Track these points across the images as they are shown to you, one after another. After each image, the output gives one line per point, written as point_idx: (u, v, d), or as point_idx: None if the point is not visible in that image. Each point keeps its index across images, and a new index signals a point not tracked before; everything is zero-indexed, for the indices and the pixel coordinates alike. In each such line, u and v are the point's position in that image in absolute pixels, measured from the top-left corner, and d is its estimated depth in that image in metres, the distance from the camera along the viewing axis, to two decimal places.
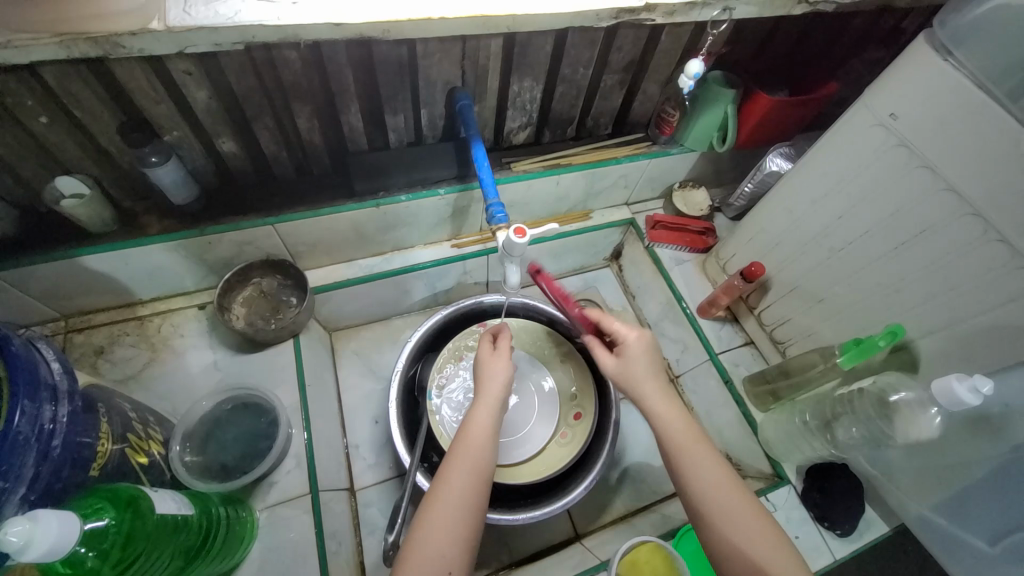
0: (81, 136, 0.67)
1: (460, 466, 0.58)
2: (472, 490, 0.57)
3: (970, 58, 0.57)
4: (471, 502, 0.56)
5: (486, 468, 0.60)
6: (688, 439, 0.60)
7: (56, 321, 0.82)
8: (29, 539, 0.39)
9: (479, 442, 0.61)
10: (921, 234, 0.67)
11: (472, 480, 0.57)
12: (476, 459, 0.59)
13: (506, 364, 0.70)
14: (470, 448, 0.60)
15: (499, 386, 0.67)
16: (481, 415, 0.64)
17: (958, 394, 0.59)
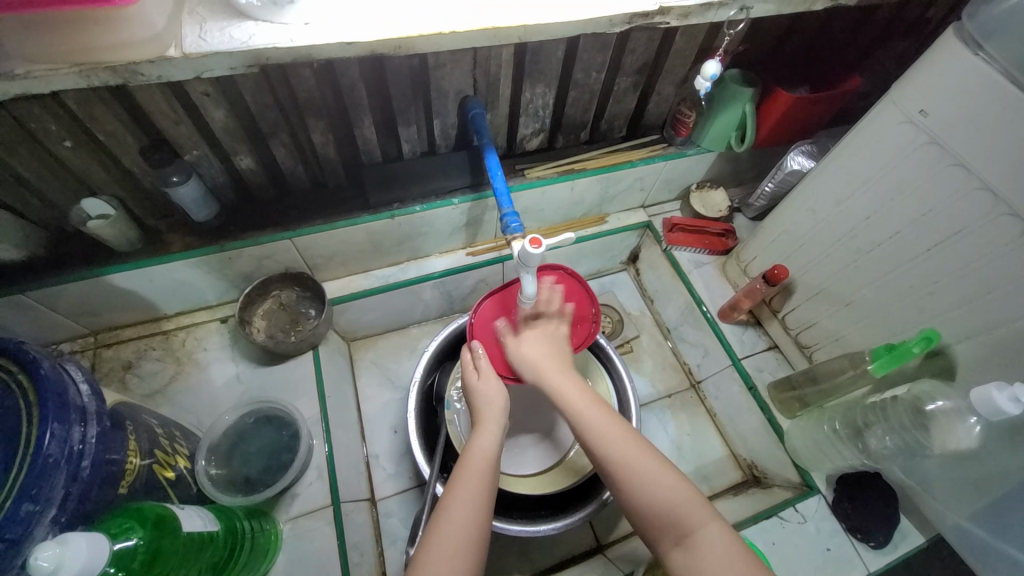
0: (105, 159, 0.69)
1: (464, 501, 0.57)
2: (476, 527, 0.56)
3: (1001, 52, 0.55)
4: (477, 538, 0.55)
5: (489, 500, 0.59)
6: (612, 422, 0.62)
7: (86, 337, 0.84)
8: (59, 564, 0.40)
9: (480, 474, 0.60)
10: (955, 236, 0.64)
11: (478, 513, 0.57)
12: (477, 490, 0.58)
13: (499, 386, 0.70)
14: (468, 479, 0.59)
15: (499, 412, 0.68)
16: (485, 441, 0.64)
17: (999, 404, 0.56)
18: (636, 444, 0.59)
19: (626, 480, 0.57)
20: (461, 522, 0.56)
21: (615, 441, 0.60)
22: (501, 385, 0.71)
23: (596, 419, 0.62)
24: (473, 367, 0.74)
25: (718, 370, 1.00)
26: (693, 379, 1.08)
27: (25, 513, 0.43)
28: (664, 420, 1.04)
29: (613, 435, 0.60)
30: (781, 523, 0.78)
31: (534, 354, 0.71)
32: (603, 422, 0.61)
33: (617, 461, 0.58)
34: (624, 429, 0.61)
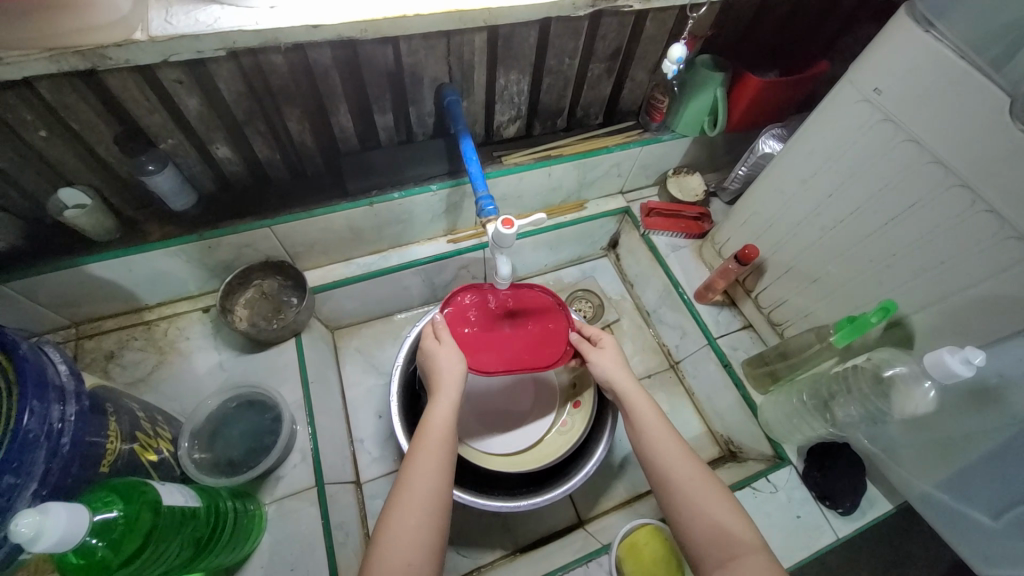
0: (80, 148, 0.69)
1: (423, 467, 0.59)
2: (437, 489, 0.58)
3: (951, 31, 0.57)
4: (436, 505, 0.57)
5: (449, 466, 0.61)
6: (693, 469, 0.60)
7: (67, 328, 0.85)
8: (38, 530, 0.41)
9: (441, 446, 0.62)
10: (910, 209, 0.67)
11: (438, 476, 0.59)
12: (435, 457, 0.60)
13: (456, 354, 0.73)
14: (430, 445, 0.61)
15: (455, 379, 0.70)
16: (441, 410, 0.66)
17: (951, 367, 0.59)
18: (698, 472, 0.60)
19: (682, 516, 0.57)
20: (421, 490, 0.57)
21: (676, 462, 0.61)
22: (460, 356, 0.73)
23: (658, 436, 0.63)
24: (431, 339, 0.76)
25: (695, 350, 1.03)
26: (672, 360, 1.09)
27: (7, 485, 0.45)
28: None
29: (680, 462, 0.60)
30: (753, 492, 0.81)
31: (607, 365, 0.73)
32: (671, 446, 0.62)
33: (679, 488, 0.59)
34: (701, 470, 0.60)
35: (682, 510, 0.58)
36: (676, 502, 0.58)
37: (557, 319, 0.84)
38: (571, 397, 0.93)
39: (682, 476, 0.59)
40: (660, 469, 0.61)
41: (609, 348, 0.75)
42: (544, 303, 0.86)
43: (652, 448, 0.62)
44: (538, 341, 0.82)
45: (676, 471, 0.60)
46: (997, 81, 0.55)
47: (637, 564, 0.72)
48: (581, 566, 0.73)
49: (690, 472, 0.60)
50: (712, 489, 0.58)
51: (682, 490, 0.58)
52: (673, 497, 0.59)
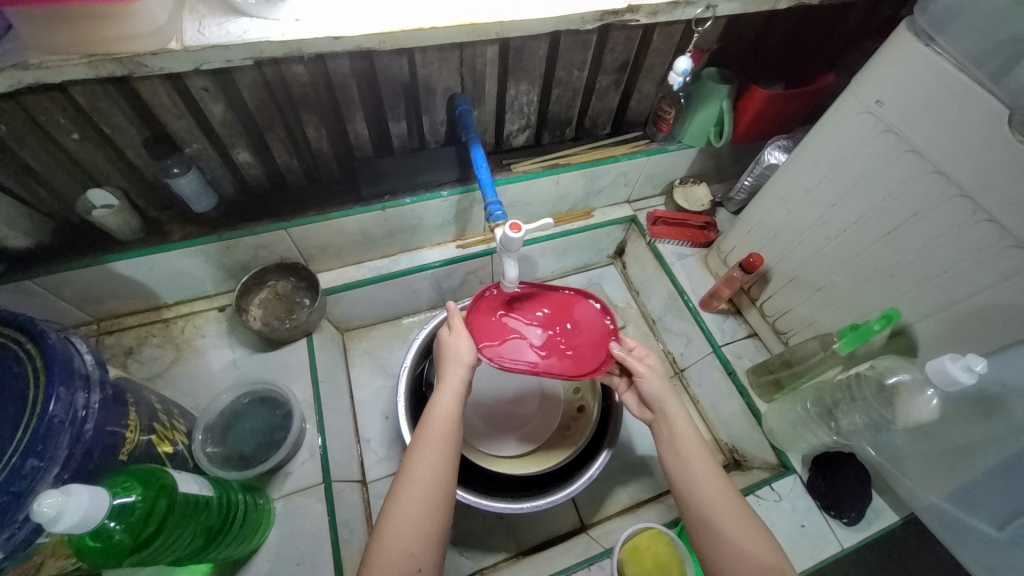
0: (110, 151, 0.73)
1: (427, 459, 0.60)
2: (438, 480, 0.59)
3: (951, 45, 0.59)
4: (439, 496, 0.59)
5: (452, 457, 0.62)
6: (729, 502, 0.60)
7: (90, 324, 0.88)
8: (60, 511, 0.43)
9: (443, 439, 0.62)
10: (913, 218, 0.67)
11: (442, 468, 0.60)
12: (439, 451, 0.61)
13: (468, 345, 0.71)
14: (434, 439, 0.62)
15: (461, 369, 0.69)
16: (445, 401, 0.65)
17: (953, 374, 0.59)
18: (735, 504, 0.60)
19: (715, 550, 0.58)
20: (424, 484, 0.59)
21: (715, 496, 0.61)
22: (472, 345, 0.72)
23: (697, 467, 0.63)
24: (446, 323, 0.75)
25: (700, 357, 1.03)
26: (677, 368, 1.10)
27: (31, 468, 0.47)
28: None
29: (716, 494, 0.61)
30: (756, 500, 0.81)
31: (658, 390, 0.69)
32: (710, 479, 0.61)
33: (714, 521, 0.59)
34: (735, 499, 0.61)
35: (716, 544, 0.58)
36: (710, 534, 0.59)
37: (598, 324, 0.81)
38: (576, 402, 0.94)
39: (719, 511, 0.60)
40: (697, 502, 0.61)
41: (657, 366, 0.71)
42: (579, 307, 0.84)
43: (694, 482, 0.62)
44: (579, 348, 0.79)
45: (715, 505, 0.60)
46: (997, 93, 0.56)
47: (639, 567, 0.73)
48: (584, 569, 0.73)
49: (726, 507, 0.60)
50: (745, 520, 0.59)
51: (719, 528, 0.59)
52: (707, 531, 0.60)
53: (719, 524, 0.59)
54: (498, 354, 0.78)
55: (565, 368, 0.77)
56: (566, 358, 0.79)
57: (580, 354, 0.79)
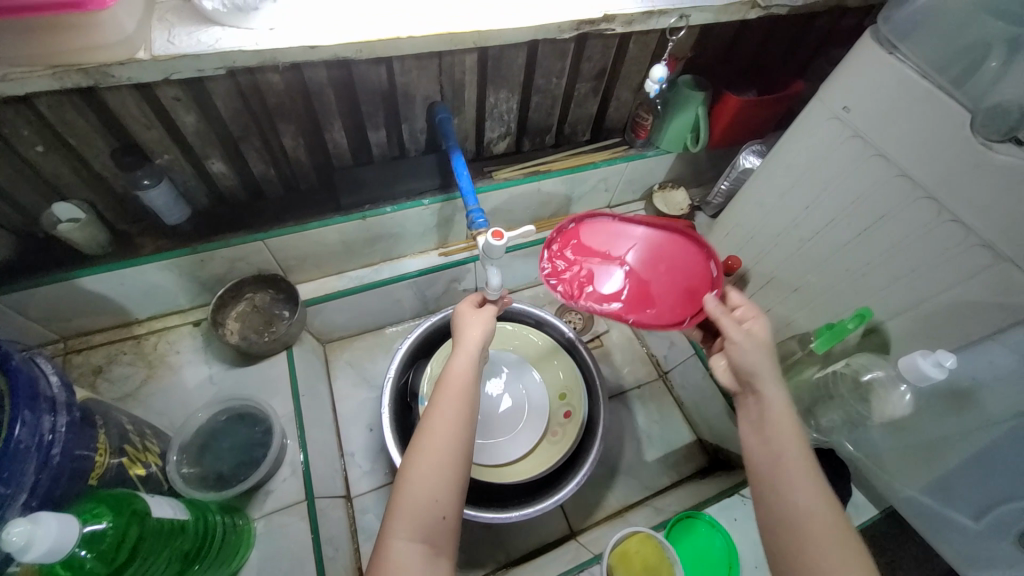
0: (77, 163, 0.70)
1: (444, 413, 0.58)
2: (460, 432, 0.57)
3: (914, 53, 0.61)
4: (458, 450, 0.56)
5: (473, 410, 0.60)
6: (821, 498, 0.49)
7: (56, 343, 0.84)
8: (30, 539, 0.41)
9: (463, 393, 0.60)
10: (881, 220, 0.70)
11: (462, 422, 0.58)
12: (456, 405, 0.59)
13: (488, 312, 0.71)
14: (451, 394, 0.60)
15: (476, 331, 0.67)
16: (460, 360, 0.64)
17: (923, 370, 0.61)
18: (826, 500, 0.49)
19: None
20: (441, 437, 0.56)
21: (806, 493, 0.50)
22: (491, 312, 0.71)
23: (790, 456, 0.52)
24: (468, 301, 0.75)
25: (683, 360, 1.04)
26: (661, 370, 1.11)
27: None
28: (634, 412, 1.06)
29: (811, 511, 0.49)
30: (742, 500, 0.81)
31: (749, 359, 0.57)
32: (804, 475, 0.50)
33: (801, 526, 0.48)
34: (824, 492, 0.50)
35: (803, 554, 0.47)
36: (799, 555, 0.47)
37: (696, 267, 0.78)
38: (561, 407, 0.93)
39: (815, 531, 0.48)
40: (785, 503, 0.50)
41: (755, 333, 0.59)
42: (674, 246, 0.79)
43: (784, 475, 0.51)
44: (674, 291, 0.77)
45: (810, 515, 0.48)
46: (956, 99, 0.58)
47: (628, 571, 0.73)
48: None
49: (817, 509, 0.49)
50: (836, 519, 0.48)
51: (813, 557, 0.47)
52: (791, 552, 0.48)
53: (808, 532, 0.48)
54: (583, 290, 0.77)
55: (658, 316, 0.75)
56: (659, 302, 0.76)
57: (672, 300, 0.76)
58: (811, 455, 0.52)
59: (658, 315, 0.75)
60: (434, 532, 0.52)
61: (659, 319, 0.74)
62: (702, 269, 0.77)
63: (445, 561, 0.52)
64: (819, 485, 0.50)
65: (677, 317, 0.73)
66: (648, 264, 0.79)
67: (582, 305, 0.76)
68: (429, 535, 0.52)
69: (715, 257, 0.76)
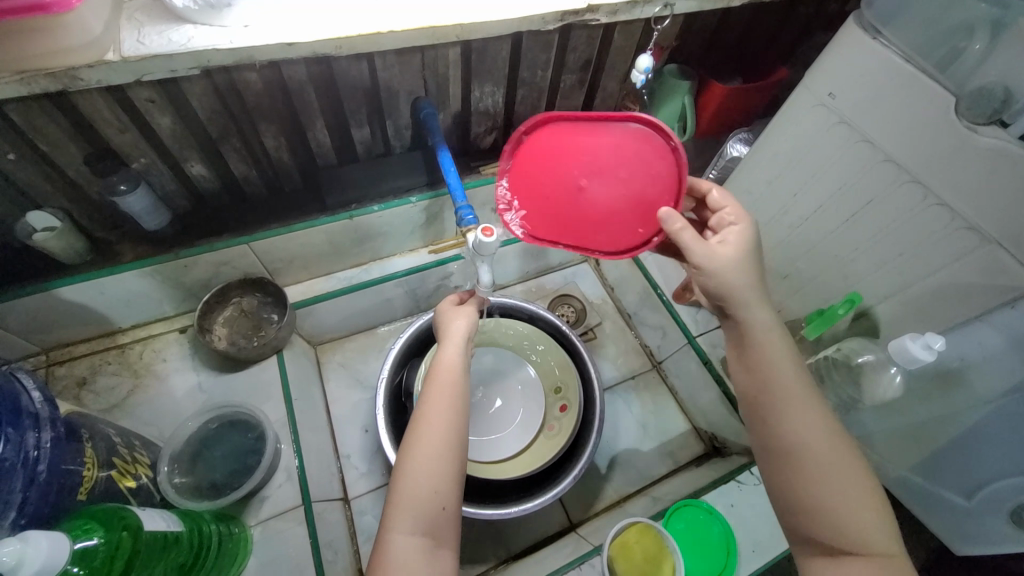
0: (49, 170, 0.68)
1: (438, 404, 0.59)
2: (453, 424, 0.58)
3: (897, 37, 0.61)
4: (454, 439, 0.57)
5: (464, 401, 0.61)
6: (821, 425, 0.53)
7: (36, 355, 0.82)
8: (20, 558, 0.40)
9: (454, 385, 0.61)
10: (868, 205, 0.70)
11: (454, 414, 0.59)
12: (450, 396, 0.60)
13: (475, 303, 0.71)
14: (443, 385, 0.60)
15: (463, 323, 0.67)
16: (450, 351, 0.64)
17: (913, 353, 0.62)
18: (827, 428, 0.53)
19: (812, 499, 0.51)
20: (438, 429, 0.57)
21: (808, 421, 0.53)
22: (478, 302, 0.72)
23: (789, 384, 0.54)
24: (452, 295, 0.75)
25: (677, 349, 1.05)
26: (655, 360, 1.11)
27: None
28: (629, 402, 1.06)
29: (817, 440, 0.52)
30: (738, 485, 0.81)
31: (726, 267, 0.57)
32: (806, 404, 0.53)
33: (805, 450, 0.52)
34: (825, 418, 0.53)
35: (807, 474, 0.52)
36: (805, 479, 0.52)
37: (659, 172, 0.63)
38: (557, 401, 0.93)
39: (817, 451, 0.52)
40: (789, 430, 0.53)
41: (729, 241, 0.59)
42: (639, 147, 0.64)
43: (787, 405, 0.53)
44: (628, 205, 0.65)
45: (813, 442, 0.52)
46: (940, 83, 0.58)
47: (628, 562, 0.75)
48: (574, 569, 0.73)
49: (818, 434, 0.52)
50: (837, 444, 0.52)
51: (818, 479, 0.51)
52: (796, 476, 0.52)
53: (812, 454, 0.52)
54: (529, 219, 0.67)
55: (600, 236, 0.66)
56: (606, 219, 0.65)
57: (623, 217, 0.65)
58: (812, 386, 0.55)
59: (601, 236, 0.66)
60: (435, 525, 0.54)
61: (601, 240, 0.66)
62: (669, 172, 0.63)
63: (448, 550, 0.54)
64: (821, 415, 0.53)
65: (632, 241, 0.65)
66: (599, 168, 0.65)
67: (524, 232, 0.66)
68: (429, 528, 0.54)
69: (676, 154, 0.62)
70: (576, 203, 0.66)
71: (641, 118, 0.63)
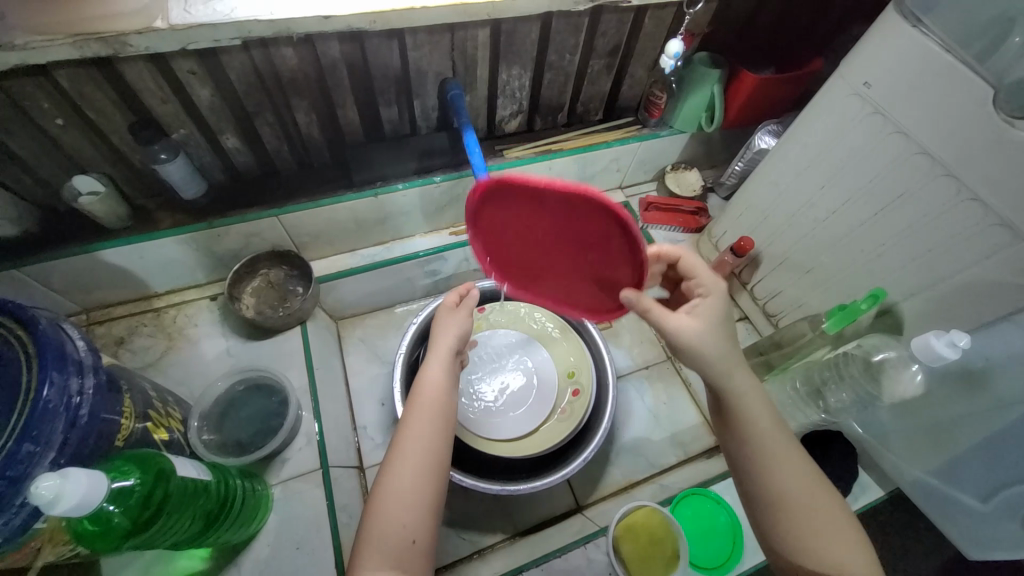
0: (96, 137, 0.71)
1: (415, 431, 0.59)
2: (430, 451, 0.59)
3: (938, 25, 0.59)
4: (430, 466, 0.58)
5: (442, 430, 0.61)
6: (798, 472, 0.53)
7: (79, 314, 0.87)
8: (58, 493, 0.43)
9: (433, 412, 0.61)
10: (899, 199, 0.69)
11: (432, 442, 0.59)
12: (429, 422, 0.60)
13: (466, 321, 0.71)
14: (422, 412, 0.61)
15: (449, 343, 0.68)
16: (433, 373, 0.65)
17: (937, 350, 0.61)
18: (804, 474, 0.53)
19: (793, 534, 0.52)
20: (413, 456, 0.58)
21: (786, 468, 0.53)
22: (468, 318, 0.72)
23: (768, 435, 0.54)
24: (450, 299, 0.75)
25: None
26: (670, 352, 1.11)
27: (26, 453, 0.47)
28: (642, 392, 1.06)
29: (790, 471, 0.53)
30: None
31: (695, 338, 0.56)
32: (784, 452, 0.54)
33: (783, 498, 0.52)
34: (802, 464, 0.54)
35: (786, 524, 0.52)
36: (784, 527, 0.52)
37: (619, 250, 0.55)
38: (570, 385, 0.93)
39: (796, 500, 0.52)
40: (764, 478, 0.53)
41: (700, 309, 0.59)
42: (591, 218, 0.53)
43: (765, 453, 0.54)
44: (592, 272, 0.60)
45: (790, 489, 0.53)
46: (982, 74, 0.57)
47: (633, 543, 0.76)
48: (580, 547, 0.75)
49: (797, 482, 0.53)
50: (813, 490, 0.53)
51: (797, 519, 0.52)
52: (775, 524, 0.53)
53: (789, 502, 0.52)
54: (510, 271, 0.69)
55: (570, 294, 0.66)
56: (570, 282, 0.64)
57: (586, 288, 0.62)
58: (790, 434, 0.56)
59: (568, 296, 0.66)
60: (404, 559, 0.52)
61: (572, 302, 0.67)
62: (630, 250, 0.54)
63: None
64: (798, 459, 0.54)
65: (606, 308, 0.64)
66: (558, 232, 0.57)
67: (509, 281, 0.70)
68: (398, 560, 0.52)
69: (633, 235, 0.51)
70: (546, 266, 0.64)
71: (590, 191, 0.49)
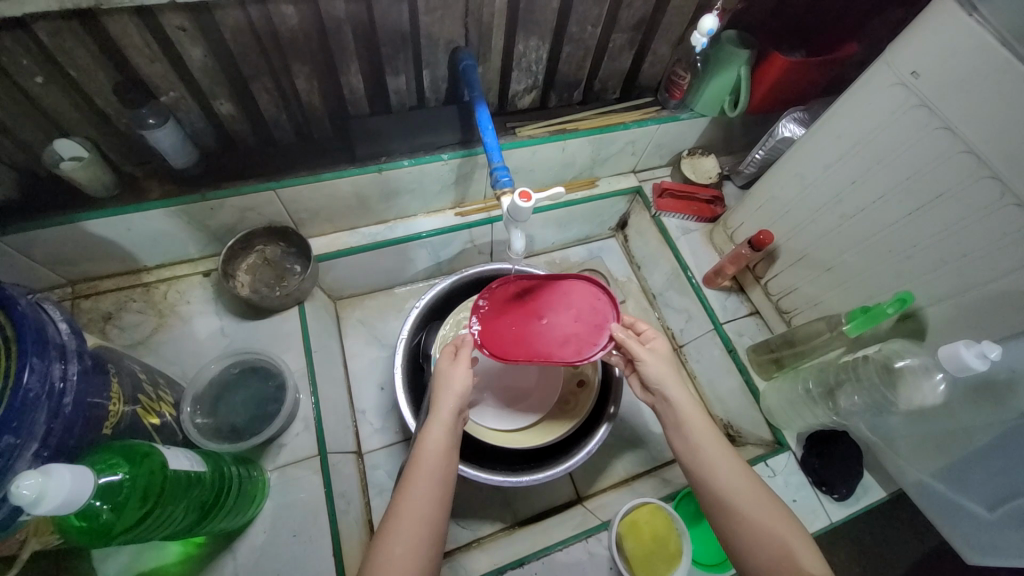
0: (78, 97, 0.65)
1: (414, 494, 0.57)
2: (426, 522, 0.55)
3: (995, 14, 0.54)
4: (426, 531, 0.55)
5: (443, 494, 0.58)
6: (737, 475, 0.59)
7: (63, 287, 0.82)
8: (41, 492, 0.40)
9: (430, 477, 0.58)
10: (937, 200, 0.65)
11: (433, 505, 0.57)
12: (433, 483, 0.58)
13: (469, 377, 0.66)
14: (424, 474, 0.58)
15: (453, 399, 0.64)
16: (435, 432, 0.61)
17: (966, 360, 0.58)
18: (745, 479, 0.59)
19: (730, 521, 0.57)
20: (412, 518, 0.55)
21: (728, 474, 0.59)
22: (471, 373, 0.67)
23: (703, 443, 0.61)
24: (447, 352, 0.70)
25: (699, 335, 1.01)
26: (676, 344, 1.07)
27: (6, 445, 0.43)
28: None
29: (719, 464, 0.60)
30: None
31: (652, 363, 0.66)
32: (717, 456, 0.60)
33: (726, 498, 0.58)
34: (735, 463, 0.60)
35: (730, 522, 0.57)
36: (730, 527, 0.57)
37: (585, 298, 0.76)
38: (575, 376, 0.92)
39: (739, 500, 0.58)
40: (699, 478, 0.60)
41: (659, 350, 0.68)
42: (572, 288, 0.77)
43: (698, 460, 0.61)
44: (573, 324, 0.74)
45: (730, 491, 0.58)
46: None
47: (636, 540, 0.74)
48: (581, 541, 0.74)
49: (738, 485, 0.58)
50: (751, 490, 0.58)
51: (737, 514, 0.57)
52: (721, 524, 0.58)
53: (728, 501, 0.58)
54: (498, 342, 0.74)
55: (568, 329, 0.73)
56: (563, 315, 0.75)
57: (567, 334, 0.73)
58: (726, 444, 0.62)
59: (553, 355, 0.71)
60: None
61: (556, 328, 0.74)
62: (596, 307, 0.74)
63: None
64: (732, 462, 0.60)
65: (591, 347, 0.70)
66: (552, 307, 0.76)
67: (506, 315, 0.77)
68: None
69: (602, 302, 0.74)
70: (546, 335, 0.74)
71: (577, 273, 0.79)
